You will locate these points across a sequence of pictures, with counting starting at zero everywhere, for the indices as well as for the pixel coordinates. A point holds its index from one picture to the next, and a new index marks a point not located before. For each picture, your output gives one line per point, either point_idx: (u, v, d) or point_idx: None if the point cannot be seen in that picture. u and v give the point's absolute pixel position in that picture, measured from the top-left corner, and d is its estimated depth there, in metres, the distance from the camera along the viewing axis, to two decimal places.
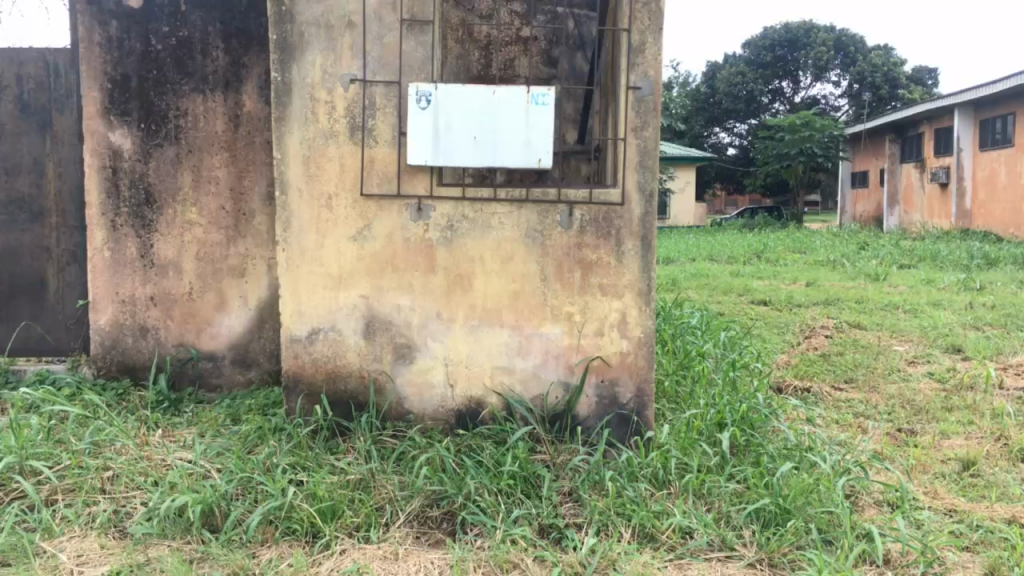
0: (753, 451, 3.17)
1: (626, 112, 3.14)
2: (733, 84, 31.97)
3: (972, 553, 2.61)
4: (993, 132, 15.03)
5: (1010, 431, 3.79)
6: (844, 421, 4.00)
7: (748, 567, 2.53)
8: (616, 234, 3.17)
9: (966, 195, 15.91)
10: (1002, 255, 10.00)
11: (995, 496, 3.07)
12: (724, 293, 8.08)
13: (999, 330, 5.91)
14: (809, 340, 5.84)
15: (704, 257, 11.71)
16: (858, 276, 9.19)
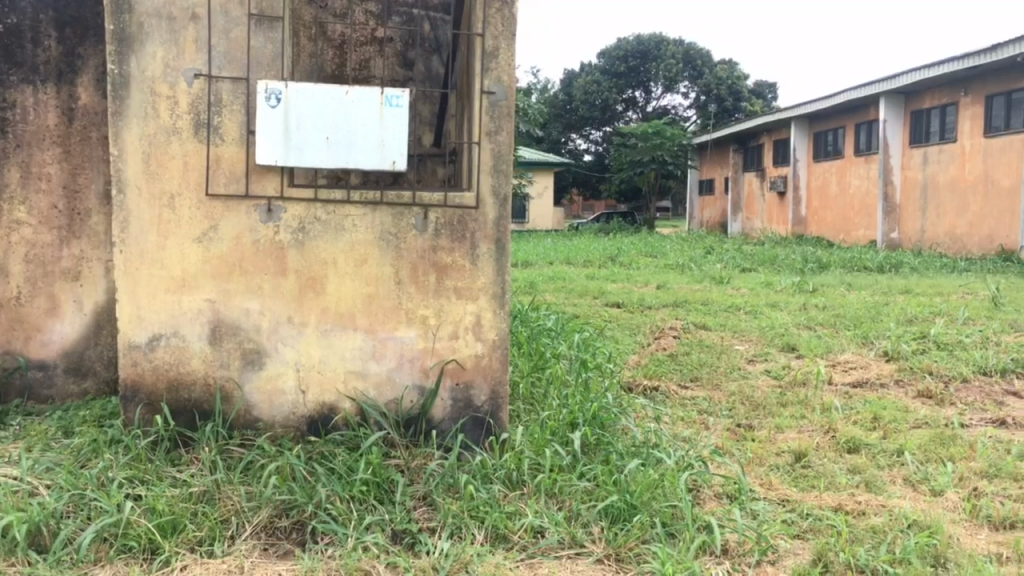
0: (603, 449, 3.26)
1: (479, 116, 3.16)
2: (589, 92, 32.88)
3: (803, 541, 2.78)
4: (826, 144, 16.11)
5: (837, 423, 4.06)
6: (688, 418, 4.18)
7: (596, 563, 2.59)
8: (470, 237, 3.19)
9: (801, 203, 16.91)
10: (833, 259, 10.71)
11: (823, 485, 3.27)
12: (580, 296, 8.27)
13: (828, 329, 6.34)
14: (658, 341, 6.07)
15: (561, 260, 11.99)
16: (704, 278, 9.63)
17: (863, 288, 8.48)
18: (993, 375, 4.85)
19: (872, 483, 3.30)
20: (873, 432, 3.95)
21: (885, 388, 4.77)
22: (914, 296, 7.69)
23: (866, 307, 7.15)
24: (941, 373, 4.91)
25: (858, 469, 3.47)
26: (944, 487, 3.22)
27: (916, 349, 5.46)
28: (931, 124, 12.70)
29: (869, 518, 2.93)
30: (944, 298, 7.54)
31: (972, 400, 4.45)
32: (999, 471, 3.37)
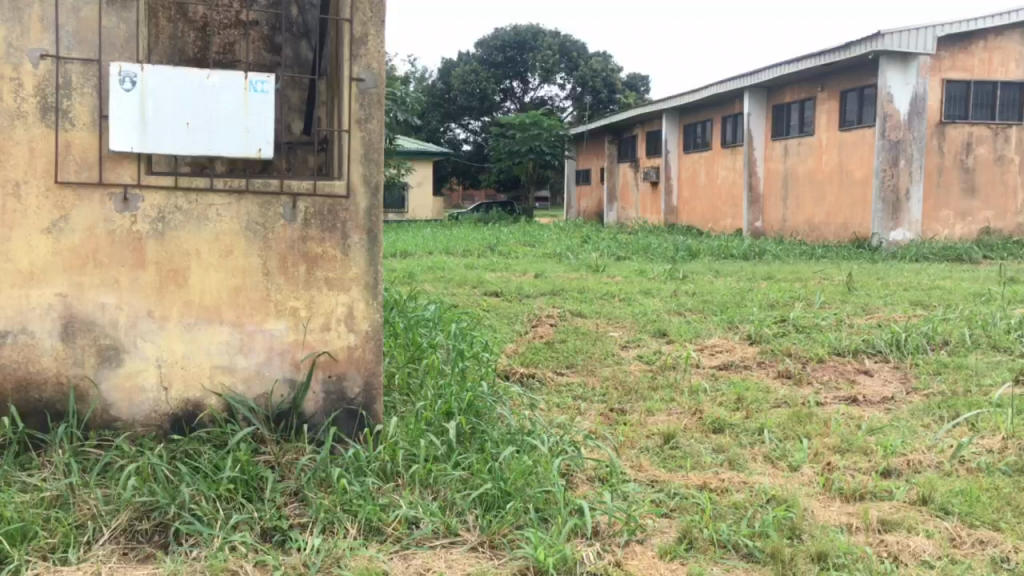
0: (478, 438, 3.27)
1: (349, 103, 3.11)
2: (467, 82, 32.92)
3: (669, 518, 2.88)
4: (695, 137, 16.68)
5: (704, 406, 4.22)
6: (563, 405, 4.26)
7: (470, 551, 2.61)
8: (341, 227, 3.13)
9: (673, 193, 17.43)
10: (702, 247, 11.11)
11: (689, 465, 3.40)
12: (459, 285, 8.26)
13: (697, 315, 6.58)
14: (535, 330, 6.14)
15: (441, 250, 11.96)
16: (580, 267, 9.80)
17: (730, 275, 8.84)
18: (845, 355, 5.15)
19: (735, 461, 3.45)
20: (737, 412, 4.13)
21: (749, 369, 4.99)
22: (776, 282, 8.06)
23: (731, 293, 7.45)
24: (799, 354, 5.17)
25: (722, 449, 3.62)
26: (800, 463, 3.40)
27: (777, 332, 5.73)
28: (791, 118, 13.32)
29: (731, 494, 3.06)
30: (803, 284, 7.94)
31: (827, 379, 4.72)
32: (849, 445, 3.58)
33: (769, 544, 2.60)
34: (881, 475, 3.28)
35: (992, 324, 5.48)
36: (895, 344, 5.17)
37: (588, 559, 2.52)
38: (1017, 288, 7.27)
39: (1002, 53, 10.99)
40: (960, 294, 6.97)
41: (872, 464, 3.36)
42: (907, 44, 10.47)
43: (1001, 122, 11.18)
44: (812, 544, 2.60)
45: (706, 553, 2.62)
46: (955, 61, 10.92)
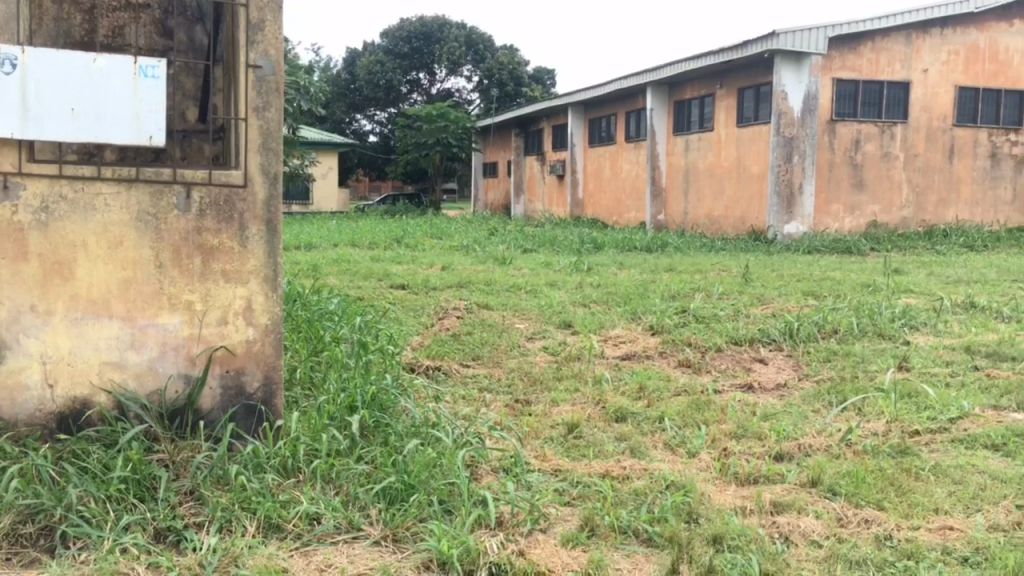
0: (381, 431, 3.24)
1: (245, 90, 3.03)
2: (372, 72, 32.56)
3: (572, 507, 2.92)
4: (600, 130, 16.89)
5: (607, 395, 4.29)
6: (469, 397, 4.26)
7: (373, 545, 2.58)
8: (238, 218, 3.04)
9: (578, 186, 17.63)
10: (607, 240, 11.28)
11: (592, 454, 3.45)
12: (364, 278, 8.15)
13: (601, 306, 6.67)
14: (442, 322, 6.11)
15: (346, 242, 11.81)
16: (487, 260, 9.80)
17: (634, 266, 9.00)
18: (742, 344, 5.31)
19: (637, 449, 3.52)
20: (639, 401, 4.21)
21: (651, 359, 5.10)
22: (677, 275, 8.24)
23: (634, 285, 7.58)
24: (699, 344, 5.31)
25: (624, 437, 3.69)
26: (698, 449, 3.50)
27: (678, 322, 5.87)
28: (692, 114, 13.64)
29: (632, 481, 3.12)
30: (703, 276, 8.13)
31: (724, 367, 4.86)
32: (745, 431, 3.70)
33: (668, 528, 2.67)
34: (774, 459, 3.40)
35: (878, 313, 5.74)
36: (789, 333, 5.35)
37: (492, 548, 2.52)
38: (901, 279, 7.64)
39: (888, 54, 11.53)
40: (849, 284, 7.27)
41: (765, 449, 3.48)
42: (800, 44, 10.88)
43: (887, 121, 11.72)
44: (708, 528, 2.67)
45: (607, 539, 2.66)
46: (846, 60, 11.38)
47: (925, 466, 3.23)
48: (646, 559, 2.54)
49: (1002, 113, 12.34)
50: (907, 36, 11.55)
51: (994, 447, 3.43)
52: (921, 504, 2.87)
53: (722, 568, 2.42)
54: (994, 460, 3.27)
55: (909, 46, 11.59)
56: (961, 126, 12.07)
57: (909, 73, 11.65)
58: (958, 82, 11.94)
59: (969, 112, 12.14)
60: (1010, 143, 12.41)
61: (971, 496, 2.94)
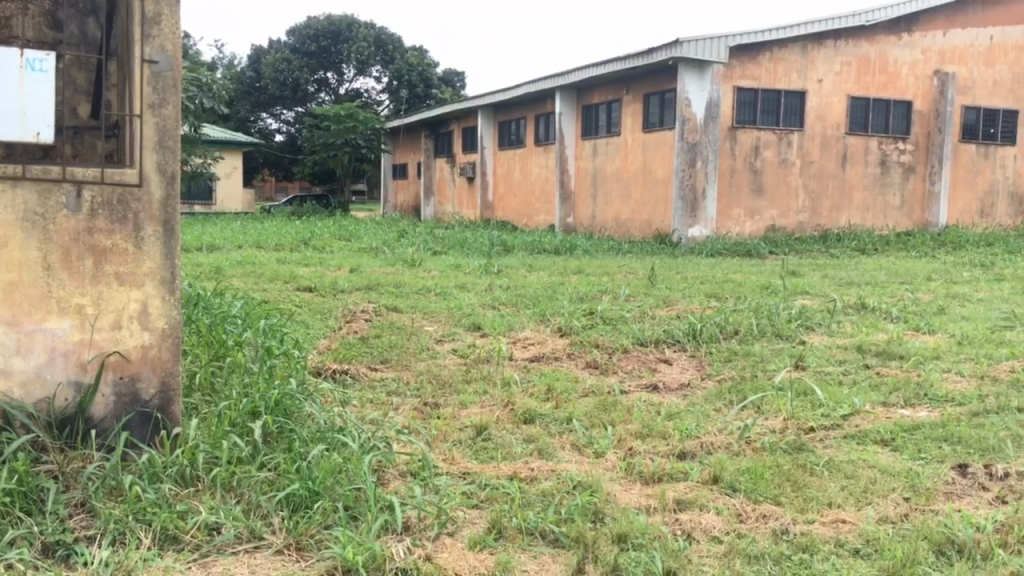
0: (285, 438, 3.17)
1: (141, 86, 2.92)
2: (278, 70, 31.95)
3: (479, 510, 2.91)
4: (510, 134, 16.96)
5: (516, 397, 4.30)
6: (377, 401, 4.21)
7: (275, 554, 2.52)
8: (133, 218, 2.93)
9: (488, 189, 17.69)
10: (516, 242, 11.34)
11: (500, 456, 3.45)
12: (270, 281, 7.98)
13: (511, 308, 6.70)
14: (350, 325, 6.03)
15: (251, 244, 11.55)
16: (397, 262, 9.72)
17: (542, 269, 9.07)
18: (648, 345, 5.41)
19: (544, 450, 3.54)
20: (547, 402, 4.25)
21: (559, 361, 5.14)
22: (585, 276, 8.36)
23: (543, 287, 7.64)
24: (605, 345, 5.39)
25: (533, 438, 3.71)
26: (605, 449, 3.54)
27: (586, 324, 5.94)
28: (599, 118, 13.85)
29: (539, 483, 3.13)
30: (610, 278, 8.26)
31: (630, 368, 4.95)
32: (650, 430, 3.77)
33: (574, 528, 2.69)
34: (678, 457, 3.47)
35: (775, 314, 5.93)
36: (692, 334, 5.48)
37: (398, 554, 2.49)
38: (798, 281, 7.93)
39: (785, 64, 11.96)
40: (749, 286, 7.50)
41: (670, 448, 3.55)
42: (703, 52, 11.18)
43: (785, 129, 12.16)
44: (613, 527, 2.71)
45: (515, 541, 2.67)
46: (746, 69, 11.75)
47: (819, 461, 3.35)
48: (553, 560, 2.55)
49: (891, 123, 12.95)
50: (802, 47, 12.01)
51: (883, 442, 3.58)
52: (815, 499, 2.98)
53: (627, 565, 2.46)
54: (884, 455, 3.42)
55: (805, 56, 12.05)
56: (853, 135, 12.61)
57: (805, 83, 12.10)
58: (850, 92, 12.46)
59: (861, 120, 12.69)
60: (898, 151, 13.03)
61: (862, 489, 3.06)
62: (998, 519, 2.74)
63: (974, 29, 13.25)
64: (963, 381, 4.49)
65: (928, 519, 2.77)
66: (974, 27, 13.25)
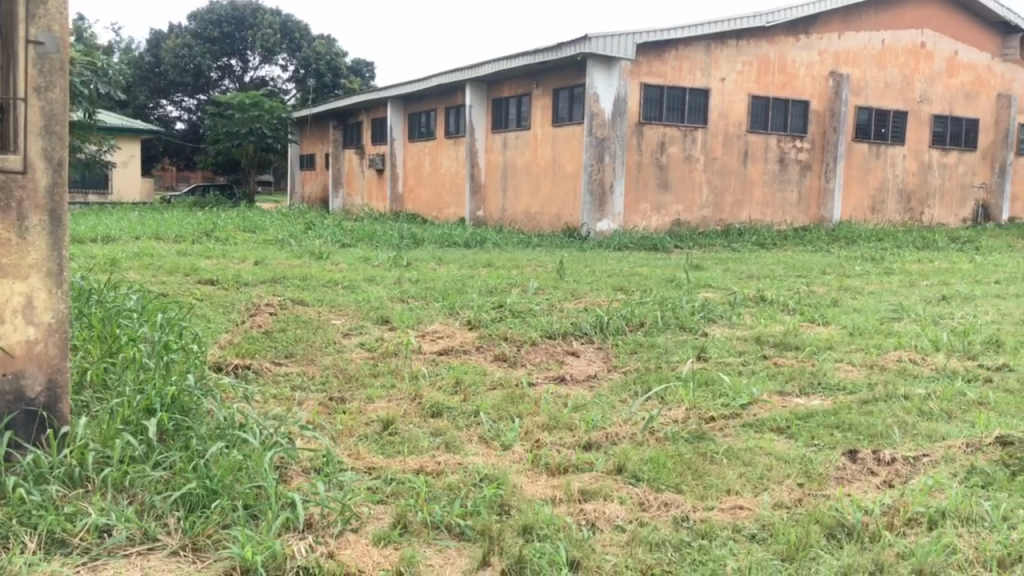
0: (182, 435, 3.06)
1: (25, 68, 2.77)
2: (179, 56, 30.88)
3: (384, 505, 2.87)
4: (420, 126, 16.83)
5: (423, 391, 4.27)
6: (280, 396, 4.12)
7: (171, 555, 2.44)
8: (17, 207, 2.78)
9: (398, 181, 17.54)
10: (426, 235, 11.27)
11: (406, 450, 3.42)
12: (169, 273, 7.71)
13: (420, 301, 6.66)
14: (253, 319, 5.87)
15: (150, 235, 11.13)
16: (303, 254, 9.53)
17: (452, 262, 9.04)
18: (556, 338, 5.45)
19: (451, 443, 3.53)
20: (455, 395, 4.23)
21: (467, 354, 5.13)
22: (494, 269, 8.37)
23: (452, 280, 7.62)
24: (513, 338, 5.40)
25: (439, 432, 3.69)
26: (511, 442, 3.55)
27: (494, 317, 5.95)
28: (509, 112, 13.88)
29: (446, 476, 3.12)
30: (518, 271, 8.30)
31: (538, 361, 4.98)
32: (556, 422, 3.80)
33: (480, 522, 2.69)
34: (583, 448, 3.50)
35: (679, 307, 6.06)
36: (599, 327, 5.55)
37: (299, 552, 2.44)
38: (701, 274, 8.13)
39: (689, 62, 12.23)
40: (654, 279, 7.64)
41: (576, 439, 3.58)
42: (611, 49, 11.32)
43: (689, 126, 12.45)
44: (518, 519, 2.72)
45: (419, 535, 2.65)
46: (652, 66, 11.97)
47: (718, 450, 3.44)
48: (458, 554, 2.54)
49: (789, 122, 13.40)
50: (706, 46, 12.30)
51: (779, 430, 3.71)
52: (714, 486, 3.06)
53: (531, 556, 2.47)
54: (779, 443, 3.53)
55: (709, 55, 12.34)
56: (754, 133, 13.00)
57: (709, 81, 12.40)
58: (751, 91, 12.84)
59: (761, 119, 13.09)
60: (796, 149, 13.51)
61: (759, 476, 3.16)
62: (885, 503, 2.87)
63: (866, 32, 13.83)
64: (854, 370, 4.68)
65: (821, 504, 2.88)
66: (867, 31, 13.83)
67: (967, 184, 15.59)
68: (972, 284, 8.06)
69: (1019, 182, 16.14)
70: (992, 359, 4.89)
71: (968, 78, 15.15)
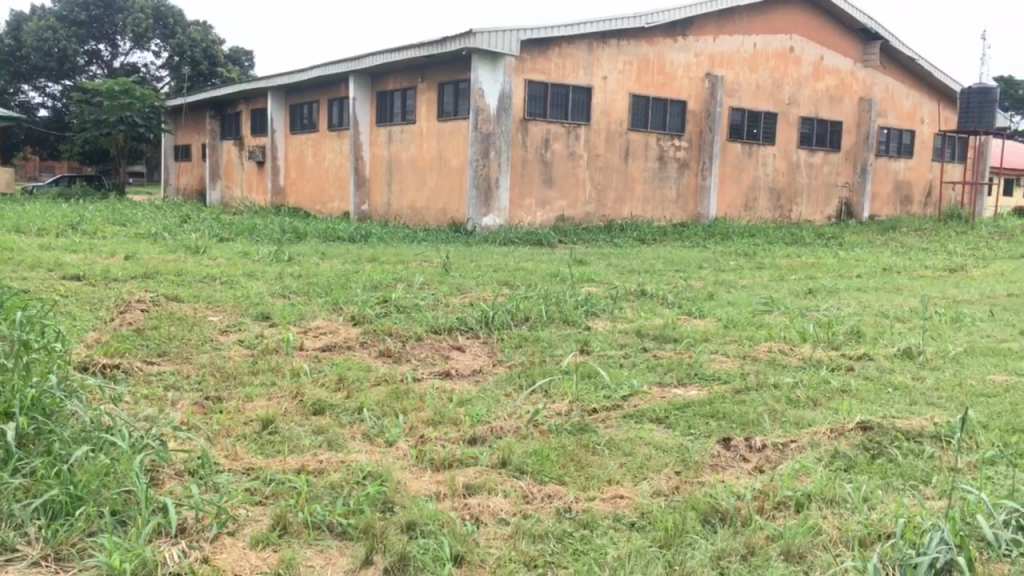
0: (44, 439, 2.89)
1: None
2: (42, 39, 28.83)
3: (263, 506, 2.79)
4: (302, 117, 16.43)
5: (305, 388, 4.17)
6: (152, 396, 3.95)
7: (31, 566, 2.30)
8: None
9: (279, 173, 17.09)
10: (309, 229, 11.03)
11: (287, 449, 3.34)
12: (30, 268, 7.26)
13: (301, 297, 6.52)
14: (123, 316, 5.59)
15: (8, 228, 10.45)
16: (178, 248, 9.16)
17: (335, 257, 8.88)
18: (441, 333, 5.43)
19: (334, 441, 3.47)
20: (338, 392, 4.15)
21: (351, 350, 5.05)
22: (379, 264, 8.26)
23: (336, 275, 7.50)
24: (399, 333, 5.35)
25: (321, 429, 3.61)
26: (396, 438, 3.51)
27: (379, 312, 5.88)
28: (394, 105, 13.73)
29: (328, 475, 3.06)
30: (404, 266, 8.22)
31: (424, 356, 4.95)
32: (441, 417, 3.79)
33: (362, 519, 2.65)
34: (468, 443, 3.51)
35: (563, 301, 6.16)
36: (485, 322, 5.57)
37: (171, 558, 2.36)
38: (583, 269, 8.28)
39: (572, 60, 12.41)
40: (538, 274, 7.73)
41: (460, 434, 3.58)
42: (495, 44, 11.36)
43: (573, 123, 12.63)
44: (402, 515, 2.69)
45: (300, 536, 2.59)
46: (536, 63, 12.08)
47: (600, 441, 3.50)
48: (340, 553, 2.50)
49: (668, 121, 13.79)
50: (588, 45, 12.50)
51: (658, 420, 3.81)
52: (596, 476, 3.11)
53: (415, 553, 2.45)
54: (658, 432, 3.63)
55: (591, 54, 12.55)
56: (634, 131, 13.32)
57: (591, 79, 12.62)
58: (632, 90, 13.14)
59: (642, 117, 13.42)
60: (674, 147, 13.92)
61: (639, 465, 3.24)
62: (756, 487, 2.99)
63: (739, 36, 14.39)
64: (728, 361, 4.86)
65: (696, 490, 2.97)
66: (740, 34, 14.39)
67: (832, 183, 16.43)
68: (837, 278, 8.49)
69: (878, 181, 17.15)
70: (854, 348, 5.17)
71: (832, 82, 15.99)
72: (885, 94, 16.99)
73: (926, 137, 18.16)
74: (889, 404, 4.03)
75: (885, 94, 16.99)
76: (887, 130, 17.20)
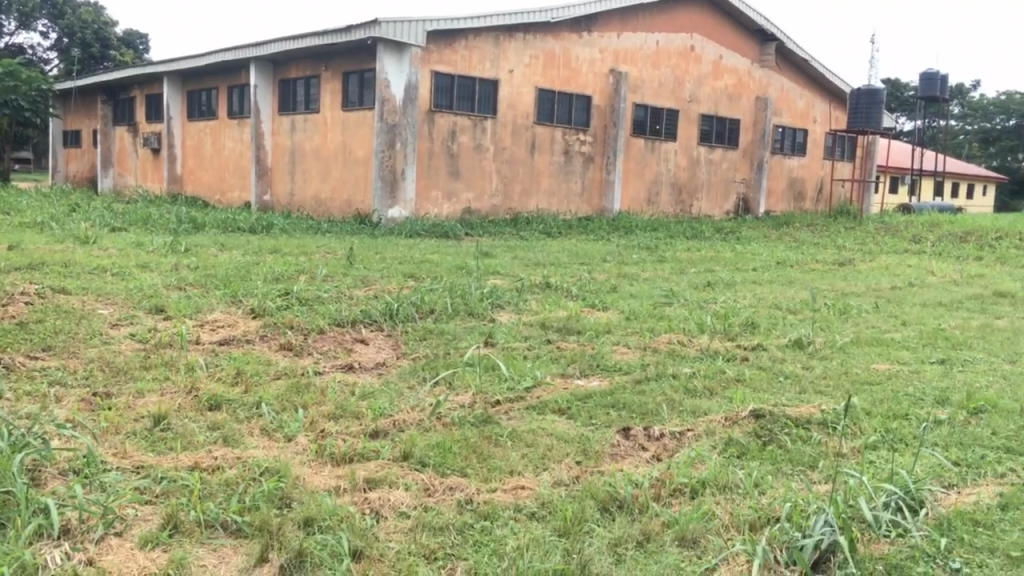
0: None
1: None
2: None
3: (153, 505, 2.69)
4: (200, 104, 15.90)
5: (201, 383, 4.04)
6: (35, 393, 3.75)
7: None
8: None
9: (176, 162, 16.50)
10: (207, 220, 10.68)
11: (180, 447, 3.22)
12: None
13: (198, 289, 6.31)
14: (5, 308, 5.29)
15: None
16: (66, 239, 8.74)
17: (235, 248, 8.64)
18: (344, 326, 5.35)
19: (230, 437, 3.36)
20: (235, 387, 4.04)
21: (250, 344, 4.92)
22: (281, 256, 8.08)
23: (235, 266, 7.30)
24: (300, 326, 5.24)
25: (217, 425, 3.50)
26: (295, 433, 3.44)
27: (281, 304, 5.75)
28: (297, 94, 13.44)
29: (223, 472, 2.97)
30: (306, 257, 8.06)
31: (326, 349, 4.86)
32: (343, 411, 3.73)
33: (258, 516, 2.58)
34: (369, 436, 3.46)
35: (468, 293, 6.14)
36: (389, 314, 5.50)
37: (53, 562, 2.27)
38: (490, 262, 8.27)
39: (478, 53, 12.40)
40: (444, 266, 7.69)
41: (362, 427, 3.53)
42: (401, 34, 11.23)
43: (479, 115, 12.62)
44: (299, 511, 2.64)
45: (192, 535, 2.50)
46: (442, 55, 12.01)
47: (503, 433, 3.51)
48: (234, 551, 2.43)
49: (573, 116, 13.92)
50: (494, 37, 12.51)
51: (560, 411, 3.85)
52: (497, 467, 3.12)
53: (311, 549, 2.40)
54: (560, 423, 3.67)
55: (497, 47, 12.57)
56: (540, 125, 13.40)
57: (497, 72, 12.63)
58: (538, 84, 13.21)
59: (547, 111, 13.51)
60: (579, 142, 14.07)
61: (540, 456, 3.26)
62: (653, 475, 3.05)
63: (642, 33, 14.64)
64: (629, 353, 4.94)
65: (596, 479, 3.01)
66: (643, 32, 14.65)
67: (730, 179, 16.91)
68: (734, 271, 8.75)
69: (773, 178, 17.74)
70: (748, 339, 5.33)
71: (731, 81, 16.45)
72: (780, 94, 17.59)
73: (818, 136, 18.88)
74: (780, 393, 4.18)
75: (780, 94, 17.59)
76: (782, 129, 17.80)
